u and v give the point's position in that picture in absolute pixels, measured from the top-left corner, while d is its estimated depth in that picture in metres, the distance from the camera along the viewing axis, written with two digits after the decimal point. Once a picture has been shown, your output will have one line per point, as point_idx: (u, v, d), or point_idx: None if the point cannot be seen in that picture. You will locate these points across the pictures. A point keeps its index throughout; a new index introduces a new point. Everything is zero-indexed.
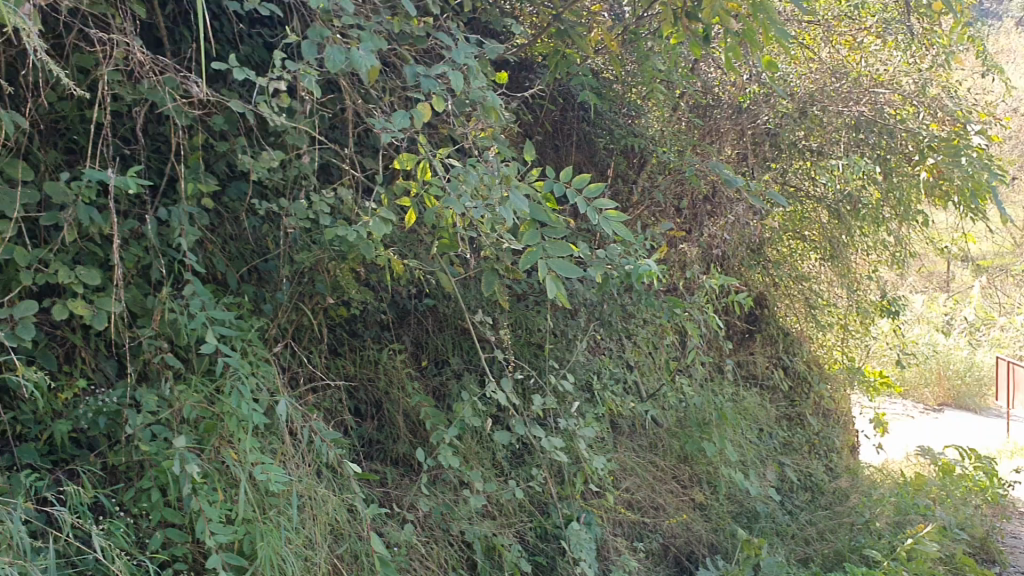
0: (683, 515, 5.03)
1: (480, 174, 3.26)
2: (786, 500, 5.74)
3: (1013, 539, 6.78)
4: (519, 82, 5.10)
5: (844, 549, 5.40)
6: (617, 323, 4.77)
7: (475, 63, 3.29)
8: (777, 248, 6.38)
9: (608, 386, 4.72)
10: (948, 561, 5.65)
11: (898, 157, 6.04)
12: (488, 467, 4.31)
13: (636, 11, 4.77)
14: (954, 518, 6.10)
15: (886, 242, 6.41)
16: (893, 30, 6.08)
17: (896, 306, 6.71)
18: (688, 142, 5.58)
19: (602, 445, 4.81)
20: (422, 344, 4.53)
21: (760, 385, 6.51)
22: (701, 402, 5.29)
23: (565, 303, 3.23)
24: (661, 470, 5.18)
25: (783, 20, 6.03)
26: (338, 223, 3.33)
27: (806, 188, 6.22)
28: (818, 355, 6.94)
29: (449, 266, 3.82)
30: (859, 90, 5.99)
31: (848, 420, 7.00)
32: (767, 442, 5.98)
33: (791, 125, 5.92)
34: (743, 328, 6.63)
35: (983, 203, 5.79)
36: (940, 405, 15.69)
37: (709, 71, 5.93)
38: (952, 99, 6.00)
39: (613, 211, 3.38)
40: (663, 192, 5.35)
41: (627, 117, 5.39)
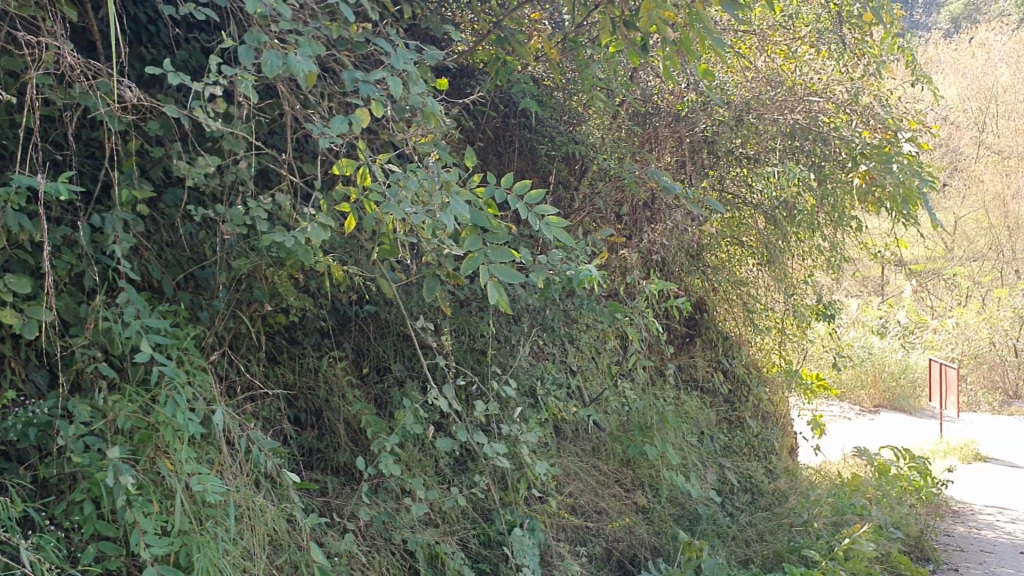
0: (625, 518, 5.07)
1: (420, 180, 3.25)
2: (726, 502, 5.81)
3: (946, 536, 6.94)
4: (459, 89, 5.09)
5: (783, 549, 5.49)
6: (560, 329, 4.79)
7: (414, 69, 3.29)
8: (715, 254, 6.43)
9: (551, 391, 4.74)
10: (884, 560, 5.77)
11: (831, 164, 6.18)
12: (432, 475, 4.29)
13: (575, 19, 4.76)
14: (889, 517, 6.24)
15: (821, 247, 6.52)
16: (826, 40, 6.25)
17: (832, 310, 6.81)
18: (628, 149, 5.60)
19: (545, 451, 4.83)
20: (363, 351, 4.49)
21: (700, 389, 6.62)
22: (643, 407, 5.34)
23: (507, 309, 3.22)
24: (604, 474, 5.21)
25: (720, 29, 6.16)
26: (276, 230, 3.29)
27: (743, 195, 6.30)
28: (756, 359, 7.05)
29: (390, 272, 3.80)
30: (794, 98, 6.16)
31: (786, 422, 7.15)
32: (708, 445, 6.05)
33: (728, 133, 6.03)
34: (683, 332, 6.71)
35: (913, 209, 6.00)
36: (876, 407, 16.01)
37: (648, 79, 6.00)
38: (883, 108, 6.16)
39: (555, 217, 3.40)
40: (604, 199, 5.43)
41: (569, 124, 5.40)
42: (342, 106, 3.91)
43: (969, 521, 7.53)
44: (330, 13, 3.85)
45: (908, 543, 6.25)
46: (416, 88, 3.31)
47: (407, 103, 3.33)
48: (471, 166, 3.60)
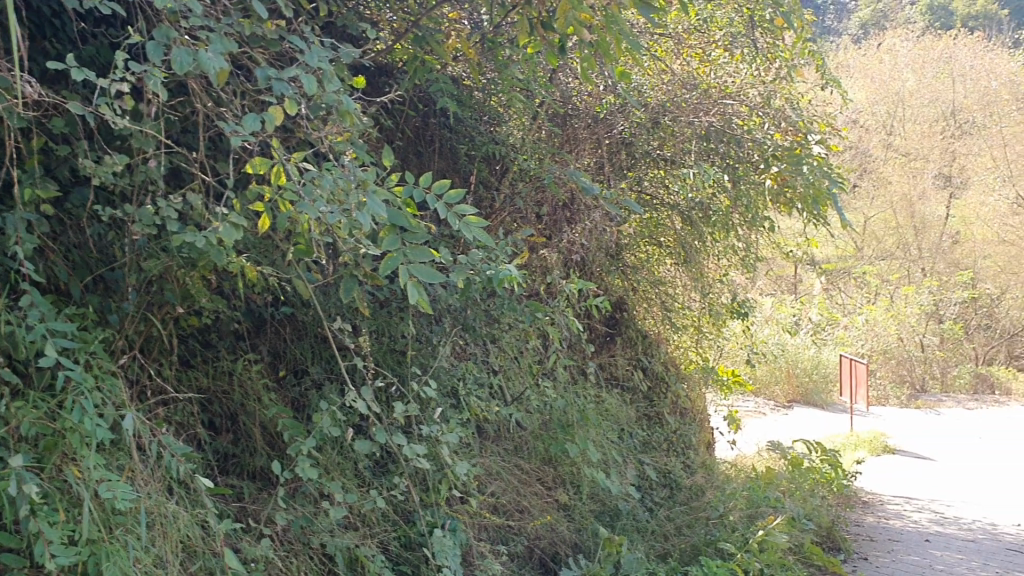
0: (547, 516, 5.10)
1: (335, 179, 3.21)
2: (646, 498, 5.89)
3: (856, 526, 7.17)
4: (378, 87, 5.07)
5: (700, 543, 5.60)
6: (480, 329, 4.79)
7: (329, 67, 3.26)
8: (634, 254, 6.52)
9: (472, 391, 4.74)
10: (797, 550, 5.93)
11: (745, 165, 6.30)
12: (351, 478, 4.25)
13: (492, 19, 4.76)
14: (802, 509, 6.41)
15: (736, 247, 6.66)
16: (739, 44, 6.39)
17: (746, 308, 6.97)
18: (548, 149, 5.62)
19: (466, 451, 4.82)
20: (280, 353, 4.43)
21: (620, 387, 6.71)
22: (564, 405, 5.38)
23: (427, 309, 3.20)
24: (526, 473, 5.23)
25: (637, 32, 6.23)
26: (187, 230, 3.21)
27: (660, 196, 6.38)
28: (674, 357, 7.16)
29: (306, 273, 3.75)
30: (709, 101, 6.29)
31: (703, 418, 7.29)
32: (627, 442, 6.13)
33: (643, 136, 6.15)
34: (604, 331, 6.78)
35: (823, 209, 6.21)
36: (790, 402, 16.39)
37: (567, 81, 5.99)
38: (794, 110, 6.34)
39: (474, 217, 3.39)
40: (523, 199, 5.44)
41: (488, 124, 5.40)
42: (255, 104, 3.84)
43: (878, 511, 7.78)
44: (242, 10, 3.78)
45: (820, 534, 6.43)
46: (330, 86, 3.28)
47: (322, 101, 3.30)
48: (389, 166, 3.58)
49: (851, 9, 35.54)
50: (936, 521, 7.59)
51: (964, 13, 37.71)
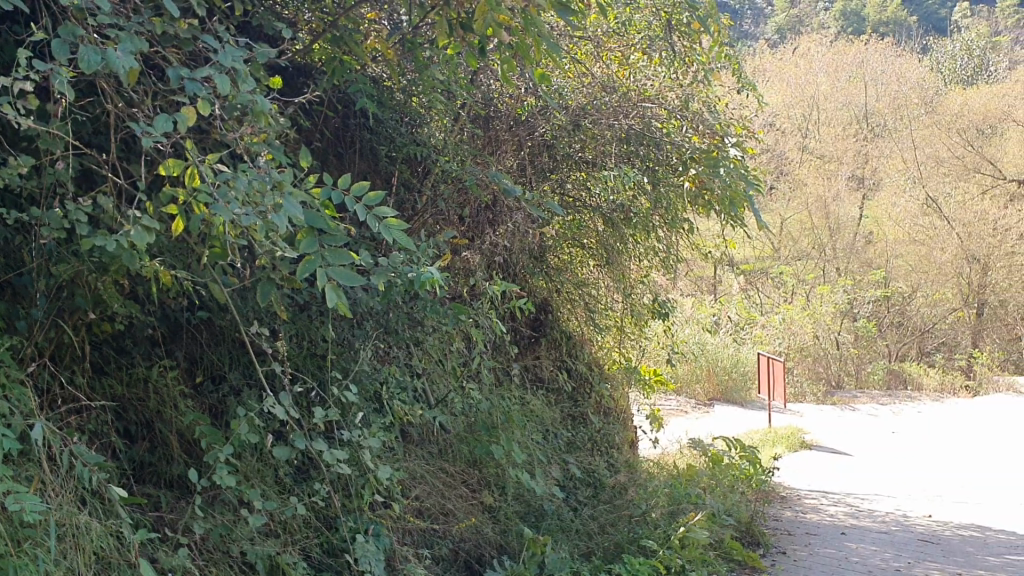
0: (472, 518, 5.10)
1: (251, 181, 3.16)
2: (570, 497, 5.93)
3: (775, 521, 7.35)
4: (296, 88, 5.02)
5: (623, 541, 5.67)
6: (403, 331, 4.76)
7: (243, 67, 3.20)
8: (557, 255, 6.57)
9: (395, 394, 4.70)
10: (718, 546, 6.06)
11: (664, 168, 6.43)
12: (271, 485, 4.18)
13: (412, 20, 4.72)
14: (722, 505, 6.55)
15: (657, 249, 6.76)
16: (656, 48, 6.50)
17: (666, 308, 7.09)
18: (470, 151, 5.62)
19: (390, 455, 4.79)
20: (196, 359, 4.32)
21: (545, 388, 6.76)
22: (488, 408, 5.39)
23: (347, 311, 3.17)
24: (451, 476, 5.22)
25: (556, 35, 6.27)
26: (96, 233, 3.12)
27: (583, 198, 6.43)
28: (598, 357, 7.23)
29: (223, 276, 3.68)
30: (629, 104, 6.38)
31: (627, 417, 7.39)
32: (551, 442, 6.16)
33: (566, 137, 6.18)
34: (529, 332, 6.81)
35: (740, 211, 6.36)
36: (711, 400, 16.66)
37: (488, 82, 5.98)
38: (711, 114, 6.44)
39: (393, 219, 3.36)
40: (445, 202, 5.44)
41: (410, 125, 5.33)
42: (168, 104, 3.75)
43: (796, 506, 7.98)
44: (154, 7, 3.68)
45: (739, 528, 6.56)
46: (244, 86, 3.21)
47: (236, 101, 3.24)
48: (306, 167, 3.55)
49: (766, 15, 36.56)
50: (851, 514, 7.82)
51: (875, 19, 39.08)
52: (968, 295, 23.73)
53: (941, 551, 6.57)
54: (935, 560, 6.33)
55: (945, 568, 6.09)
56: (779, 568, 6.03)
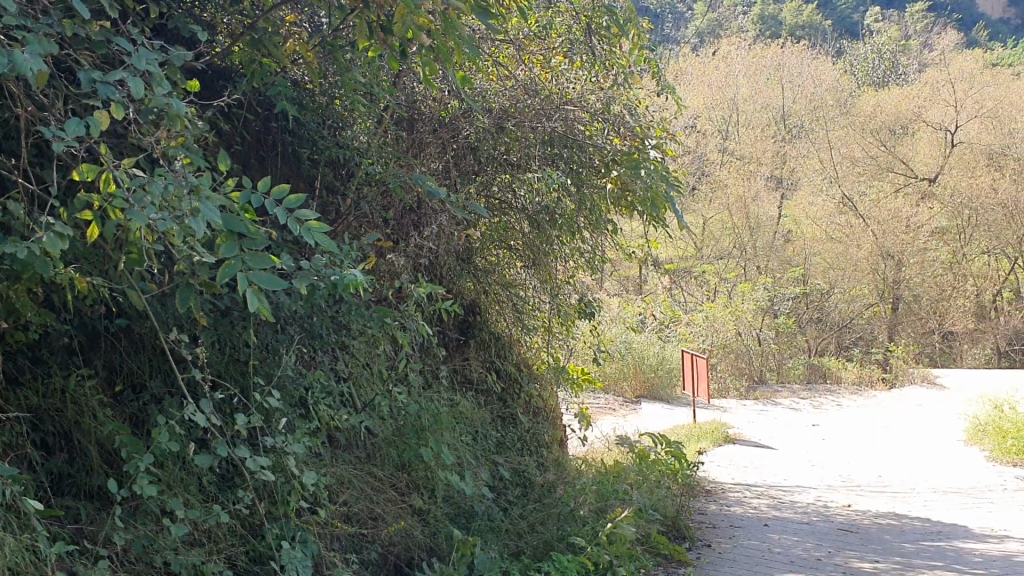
0: (401, 522, 5.07)
1: (167, 185, 3.12)
2: (500, 497, 5.97)
3: (700, 514, 7.49)
4: (214, 90, 4.97)
5: (552, 539, 5.71)
6: (327, 336, 4.72)
7: (158, 70, 3.16)
8: (484, 257, 6.58)
9: (321, 399, 4.68)
10: (644, 541, 6.16)
11: (588, 171, 6.53)
12: (194, 493, 4.11)
13: (331, 23, 4.75)
14: (649, 500, 6.66)
15: (582, 250, 6.82)
16: (577, 51, 6.57)
17: (593, 308, 7.15)
18: (394, 154, 5.60)
19: (316, 461, 4.75)
20: (116, 367, 4.23)
21: (474, 390, 6.76)
22: (416, 410, 5.39)
23: (268, 316, 3.14)
24: (380, 480, 5.19)
25: (477, 39, 6.29)
26: (6, 240, 3.03)
27: (508, 199, 6.47)
28: (527, 357, 7.27)
29: (141, 283, 3.61)
30: (551, 106, 6.43)
31: (555, 416, 7.47)
32: (480, 443, 6.19)
33: (490, 140, 6.22)
34: (457, 334, 6.83)
35: (662, 212, 6.48)
36: (638, 397, 16.90)
37: (411, 85, 6.01)
38: (632, 116, 6.56)
39: (315, 222, 3.34)
40: (368, 204, 5.43)
41: (333, 128, 5.27)
42: (81, 108, 3.68)
43: (720, 499, 8.14)
44: (64, 9, 3.60)
45: (665, 523, 6.69)
46: (158, 90, 3.16)
47: (151, 104, 3.18)
48: (225, 170, 3.52)
49: (686, 18, 37.23)
50: (774, 505, 8.01)
51: (791, 23, 40.06)
52: (884, 290, 24.38)
53: (859, 540, 6.77)
54: (854, 548, 6.52)
55: (863, 556, 6.27)
56: (704, 562, 6.15)
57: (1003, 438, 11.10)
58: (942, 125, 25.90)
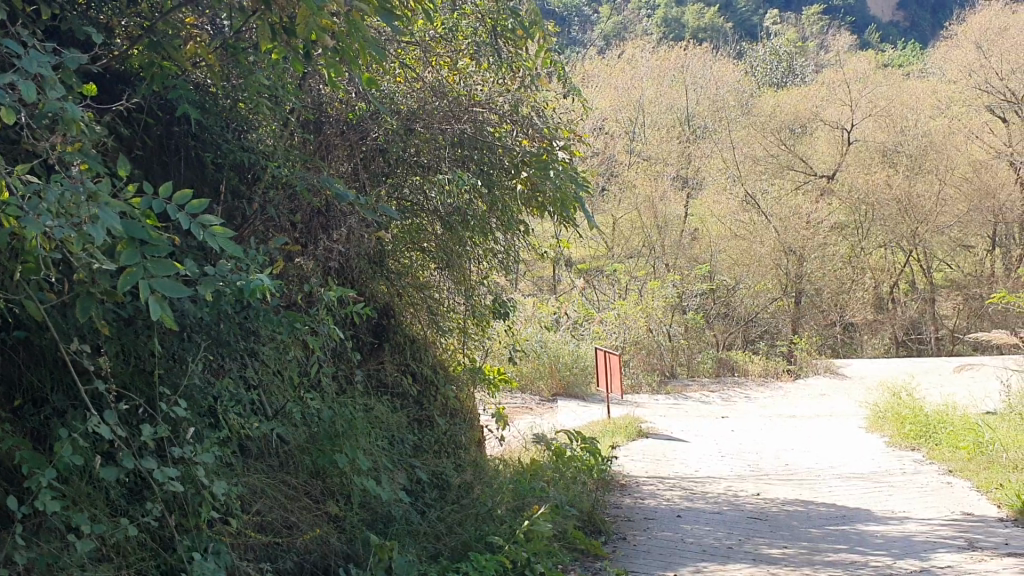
0: (317, 529, 5.01)
1: (63, 192, 3.00)
2: (417, 501, 5.96)
3: (616, 509, 7.62)
4: (111, 95, 4.84)
5: (469, 539, 5.70)
6: (236, 343, 4.63)
7: (51, 72, 3.05)
8: (398, 260, 6.55)
9: (230, 408, 4.62)
10: (561, 536, 6.24)
11: (498, 172, 6.60)
12: (100, 508, 3.99)
13: (233, 25, 4.72)
14: (565, 496, 6.76)
15: (495, 250, 6.87)
16: (484, 54, 6.64)
17: (507, 308, 7.22)
18: (301, 157, 5.54)
19: (227, 471, 4.66)
20: (14, 382, 4.08)
21: (390, 393, 6.72)
22: (330, 415, 5.35)
23: (174, 324, 3.10)
24: (293, 488, 5.11)
25: (383, 41, 6.27)
26: None
27: (420, 201, 6.45)
28: (443, 359, 7.30)
29: (38, 292, 3.48)
30: (460, 109, 6.46)
31: (472, 417, 7.51)
32: (397, 447, 6.17)
33: (399, 142, 6.19)
34: (371, 339, 6.74)
35: (572, 211, 6.70)
36: (554, 396, 17.01)
37: (318, 86, 5.91)
38: (539, 118, 6.68)
39: (219, 226, 3.29)
40: (275, 208, 5.35)
41: (237, 131, 5.16)
42: None
43: (634, 493, 8.28)
44: None
45: (581, 517, 6.77)
46: (52, 93, 3.06)
47: (44, 108, 3.07)
48: (125, 175, 3.42)
49: (592, 21, 37.74)
50: (687, 496, 8.18)
51: (694, 26, 41.14)
52: (787, 285, 25.03)
53: (768, 527, 6.98)
54: (763, 535, 6.71)
55: (773, 542, 6.45)
56: (620, 554, 6.25)
57: (901, 424, 11.55)
58: (838, 123, 26.92)
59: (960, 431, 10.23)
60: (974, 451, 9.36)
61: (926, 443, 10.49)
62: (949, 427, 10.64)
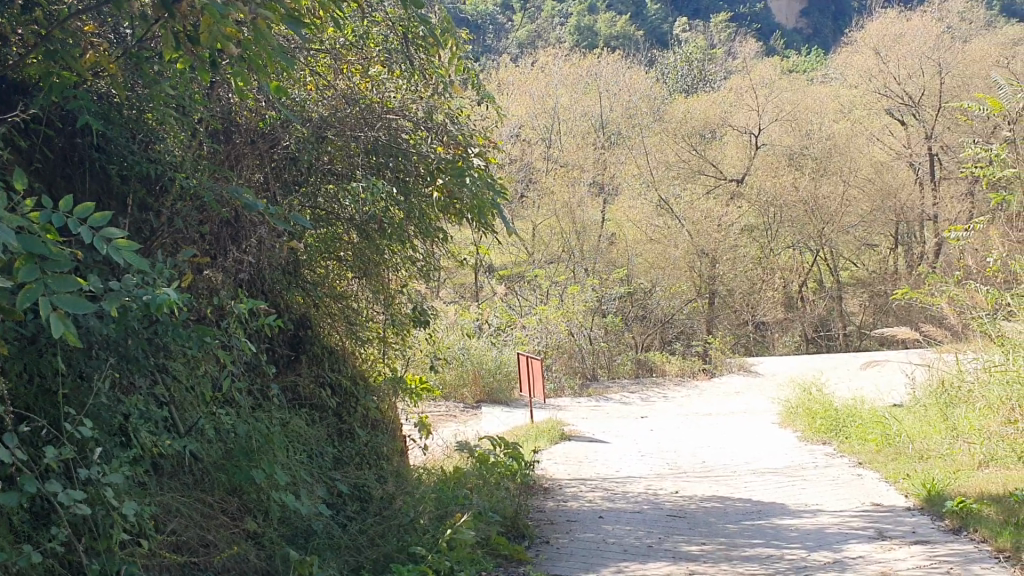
0: (235, 547, 4.91)
1: None
2: (337, 514, 5.90)
3: (539, 513, 7.65)
4: (7, 104, 4.67)
5: (391, 550, 5.65)
6: (145, 359, 4.49)
7: None
8: (314, 270, 6.46)
9: (141, 426, 4.50)
10: (484, 543, 6.23)
11: (413, 179, 6.55)
12: (4, 534, 3.83)
13: (136, 33, 4.61)
14: (488, 503, 6.77)
15: (413, 257, 6.85)
16: (396, 61, 6.67)
17: (427, 317, 7.20)
18: (210, 166, 5.42)
19: (139, 491, 4.54)
20: None
21: (308, 405, 6.62)
22: (246, 431, 5.21)
23: (77, 341, 3.01)
24: (210, 506, 5.01)
25: (292, 48, 6.18)
26: None
27: (336, 210, 6.40)
28: (363, 369, 7.27)
29: None
30: (374, 116, 6.43)
31: (394, 427, 7.46)
32: (317, 461, 6.10)
33: (311, 149, 6.09)
34: (287, 351, 6.56)
35: (490, 217, 6.68)
36: (478, 402, 16.93)
37: (226, 95, 5.79)
38: (454, 125, 6.67)
39: (122, 240, 3.20)
40: (184, 220, 5.21)
41: (143, 142, 5.03)
42: None
43: (557, 495, 8.32)
44: None
45: (505, 523, 6.78)
46: None
47: None
48: (22, 188, 3.29)
49: (507, 29, 38.17)
50: (608, 497, 8.27)
51: (606, 34, 41.76)
52: (701, 287, 25.49)
53: (687, 524, 7.09)
54: (682, 533, 6.82)
55: (691, 539, 6.57)
56: (542, 558, 6.27)
57: (812, 419, 11.88)
58: (747, 128, 27.71)
59: (868, 424, 10.58)
60: (882, 443, 9.66)
61: (836, 436, 10.80)
62: (858, 420, 10.99)
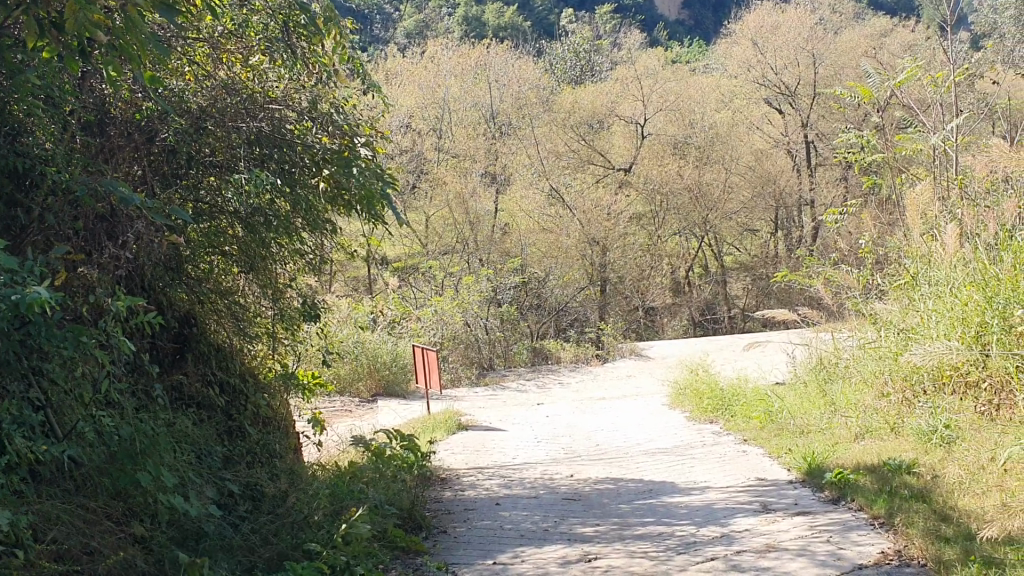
0: (122, 552, 4.74)
1: None
2: (228, 513, 5.76)
3: (437, 502, 7.65)
4: None
5: (286, 549, 5.55)
6: (16, 362, 4.30)
7: None
8: (198, 265, 6.29)
9: (14, 432, 4.30)
10: (381, 536, 6.19)
11: (300, 170, 6.43)
12: None
13: None
14: (384, 496, 6.75)
15: (301, 250, 6.74)
16: (276, 50, 6.55)
17: (317, 311, 7.08)
18: (81, 161, 5.21)
19: (15, 499, 4.33)
20: None
21: (197, 405, 6.44)
22: (130, 434, 5.01)
23: None
24: (91, 512, 4.82)
25: (168, 37, 6.03)
26: None
27: (218, 203, 6.22)
28: (253, 366, 7.14)
29: None
30: (256, 106, 6.31)
31: (287, 425, 7.33)
32: (206, 462, 5.95)
33: (190, 141, 5.93)
34: (172, 348, 6.36)
35: (379, 208, 6.57)
36: (374, 395, 16.78)
37: (98, 86, 5.59)
38: (339, 114, 6.58)
39: None
40: (57, 216, 4.99)
41: (8, 136, 4.81)
42: None
43: (454, 485, 8.33)
44: None
45: (402, 515, 6.76)
46: None
47: None
48: None
49: (393, 20, 37.85)
50: (505, 483, 8.34)
51: (494, 25, 41.84)
52: (592, 273, 25.66)
53: (582, 507, 7.21)
54: (577, 515, 6.93)
55: (585, 521, 6.68)
56: (439, 548, 6.26)
57: (700, 399, 12.22)
58: (633, 118, 28.30)
59: (752, 402, 10.97)
60: (765, 420, 10.02)
61: (722, 415, 11.16)
62: (742, 399, 11.37)
